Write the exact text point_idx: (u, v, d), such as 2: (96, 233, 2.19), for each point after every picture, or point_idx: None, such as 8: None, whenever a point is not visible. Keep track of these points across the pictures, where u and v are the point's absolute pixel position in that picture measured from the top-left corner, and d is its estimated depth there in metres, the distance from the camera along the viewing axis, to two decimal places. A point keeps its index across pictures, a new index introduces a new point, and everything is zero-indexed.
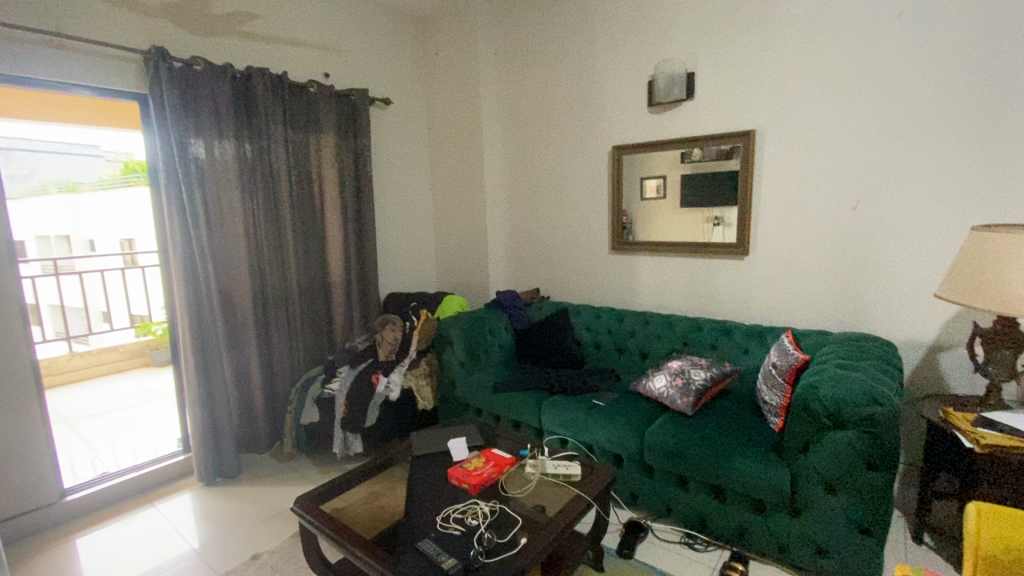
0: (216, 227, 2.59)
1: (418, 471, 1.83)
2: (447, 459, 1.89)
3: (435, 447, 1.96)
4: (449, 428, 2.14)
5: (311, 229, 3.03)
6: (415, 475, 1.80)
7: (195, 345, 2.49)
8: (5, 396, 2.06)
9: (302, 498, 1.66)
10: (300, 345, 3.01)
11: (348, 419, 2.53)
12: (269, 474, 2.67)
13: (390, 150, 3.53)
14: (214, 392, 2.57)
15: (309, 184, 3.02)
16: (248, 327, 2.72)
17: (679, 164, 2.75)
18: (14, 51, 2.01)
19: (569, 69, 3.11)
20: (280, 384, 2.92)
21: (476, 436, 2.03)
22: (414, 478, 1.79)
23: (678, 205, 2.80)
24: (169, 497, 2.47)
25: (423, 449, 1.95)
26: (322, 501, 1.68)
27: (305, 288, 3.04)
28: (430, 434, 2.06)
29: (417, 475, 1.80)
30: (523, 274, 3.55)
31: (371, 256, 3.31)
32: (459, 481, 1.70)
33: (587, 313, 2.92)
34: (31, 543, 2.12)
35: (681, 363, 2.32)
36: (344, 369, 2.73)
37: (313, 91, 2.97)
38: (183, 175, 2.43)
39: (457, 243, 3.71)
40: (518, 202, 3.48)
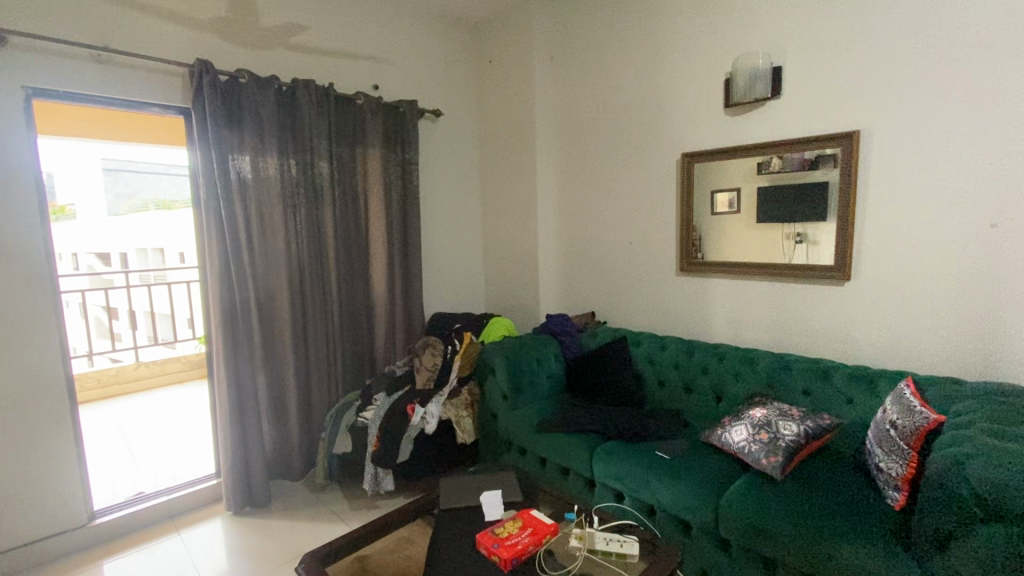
0: (256, 243, 2.51)
1: (441, 529, 1.57)
2: (477, 517, 1.63)
3: (466, 501, 1.69)
4: (483, 474, 1.87)
5: (355, 247, 2.90)
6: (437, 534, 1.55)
7: (228, 365, 2.40)
8: (37, 413, 2.08)
9: (308, 556, 1.44)
10: (339, 368, 2.87)
11: (380, 453, 2.32)
12: (299, 506, 2.51)
13: (440, 163, 3.37)
14: (246, 414, 2.47)
15: (354, 200, 2.89)
16: (286, 348, 2.61)
17: (755, 175, 2.39)
18: (60, 68, 2.05)
19: (632, 71, 2.81)
20: (317, 408, 2.78)
21: (512, 488, 1.75)
22: (435, 538, 1.53)
23: (755, 220, 2.42)
24: (196, 525, 2.39)
25: (452, 502, 1.68)
26: (330, 561, 1.45)
27: (347, 309, 2.90)
28: (461, 482, 1.80)
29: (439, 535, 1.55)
30: (578, 297, 3.24)
31: (417, 275, 3.14)
32: (489, 552, 1.40)
33: (650, 344, 2.56)
34: (55, 567, 2.10)
35: (766, 412, 1.91)
36: (380, 397, 2.55)
37: (360, 103, 2.86)
38: (223, 190, 2.37)
39: (507, 261, 3.47)
40: (575, 217, 3.19)
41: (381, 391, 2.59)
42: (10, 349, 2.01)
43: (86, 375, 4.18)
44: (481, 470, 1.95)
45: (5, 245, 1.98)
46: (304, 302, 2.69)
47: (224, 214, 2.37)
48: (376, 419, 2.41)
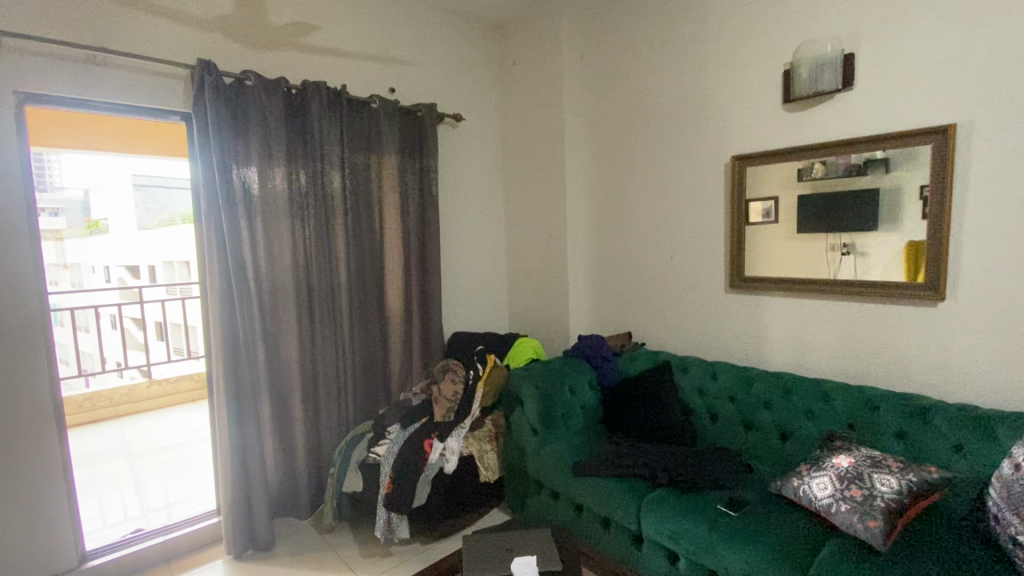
0: (262, 259, 2.29)
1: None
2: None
3: (493, 570, 1.40)
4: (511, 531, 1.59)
5: (370, 263, 2.68)
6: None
7: (229, 394, 2.18)
8: (23, 443, 1.83)
9: None
10: (350, 394, 2.63)
11: (395, 496, 2.05)
12: (306, 550, 2.25)
13: (460, 171, 3.14)
14: (248, 448, 2.24)
15: (368, 210, 2.66)
16: (293, 375, 2.39)
17: (793, 183, 2.17)
18: (52, 69, 1.85)
19: (674, 68, 2.55)
20: (327, 439, 2.54)
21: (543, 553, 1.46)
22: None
23: (792, 231, 2.19)
24: (194, 569, 2.13)
25: (477, 571, 1.39)
26: None
27: (361, 330, 2.67)
28: (483, 544, 1.52)
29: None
30: (612, 315, 2.95)
31: (436, 292, 2.90)
32: None
33: (697, 372, 2.27)
34: None
35: (854, 462, 1.60)
36: (395, 429, 2.28)
37: (375, 107, 2.66)
38: (225, 202, 2.17)
39: (533, 277, 3.20)
40: (608, 228, 2.92)
41: (395, 423, 2.31)
42: None
43: (99, 394, 4.03)
44: (510, 523, 1.67)
45: None
46: (315, 324, 2.47)
47: (226, 227, 2.16)
48: (389, 456, 2.14)
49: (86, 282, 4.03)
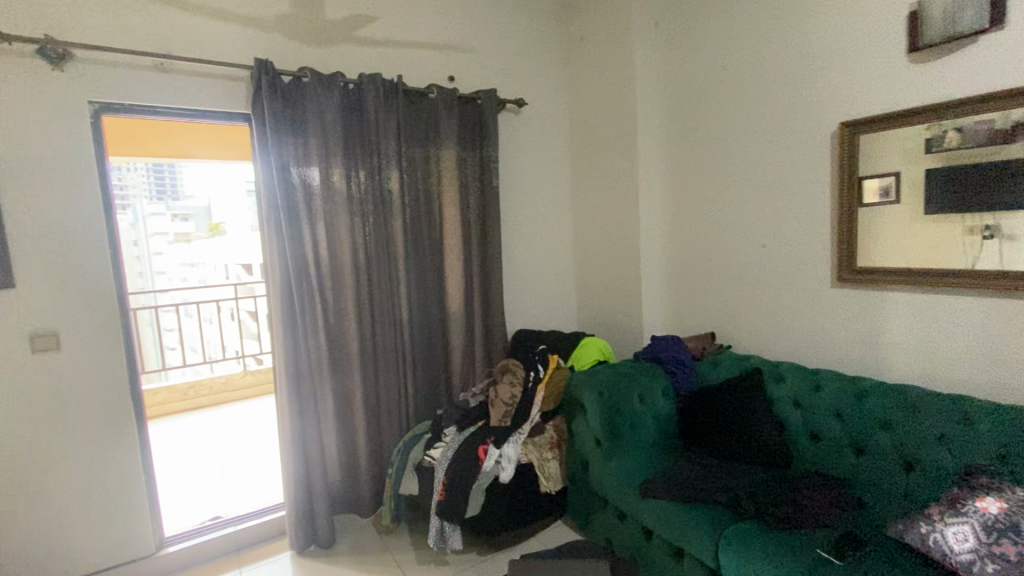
0: (321, 258, 2.29)
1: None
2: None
3: None
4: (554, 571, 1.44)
5: (429, 259, 2.60)
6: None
7: (290, 392, 2.20)
8: (106, 434, 2.01)
9: None
10: (411, 393, 2.57)
11: (447, 503, 1.95)
12: (364, 549, 2.24)
13: (524, 160, 2.98)
14: (309, 445, 2.25)
15: (426, 205, 2.58)
16: (353, 373, 2.37)
17: (919, 157, 1.76)
18: (125, 79, 1.96)
19: (767, 25, 2.18)
20: (388, 439, 2.50)
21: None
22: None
23: (918, 211, 1.78)
24: (259, 561, 2.21)
25: None
26: None
27: (422, 329, 2.60)
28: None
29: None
30: (693, 313, 2.64)
31: (497, 288, 2.77)
32: None
33: (796, 383, 1.92)
34: None
35: (1005, 508, 1.25)
36: (451, 432, 2.18)
37: (433, 97, 2.55)
38: (284, 201, 2.17)
39: (604, 273, 2.96)
40: (688, 217, 2.61)
41: (452, 425, 2.22)
42: (77, 373, 1.95)
43: (201, 383, 4.40)
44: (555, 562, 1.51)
45: (74, 265, 1.93)
46: (376, 323, 2.43)
47: (285, 226, 2.17)
48: (444, 461, 2.04)
49: (209, 280, 4.43)
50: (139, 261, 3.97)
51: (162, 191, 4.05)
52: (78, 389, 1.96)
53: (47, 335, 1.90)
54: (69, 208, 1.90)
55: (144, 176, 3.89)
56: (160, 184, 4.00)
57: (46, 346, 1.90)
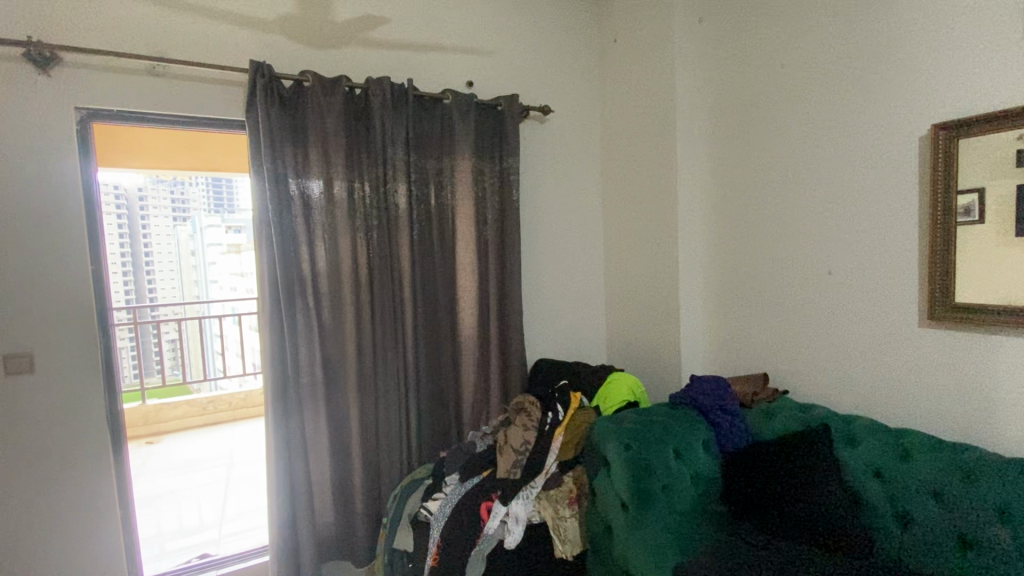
0: (319, 277, 2.08)
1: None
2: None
3: None
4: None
5: (439, 280, 2.36)
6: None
7: (276, 426, 1.98)
8: (80, 464, 1.84)
9: None
10: (415, 428, 2.31)
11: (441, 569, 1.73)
12: None
13: (548, 172, 2.71)
14: (299, 488, 2.02)
15: (437, 221, 2.35)
16: (349, 404, 2.13)
17: None
18: (116, 83, 1.82)
19: (833, 14, 1.84)
20: (388, 478, 2.24)
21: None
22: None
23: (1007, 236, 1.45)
24: None
25: None
26: None
27: (428, 357, 2.35)
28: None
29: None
30: (739, 347, 2.28)
31: (516, 312, 2.49)
32: None
33: (876, 446, 1.55)
34: None
35: None
36: (452, 481, 1.90)
37: (448, 103, 2.33)
38: (277, 214, 1.97)
39: (636, 297, 2.64)
40: (735, 237, 2.26)
41: (454, 472, 1.94)
42: (51, 395, 1.79)
43: (220, 398, 4.29)
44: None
45: (52, 281, 1.78)
46: (377, 349, 2.19)
47: (277, 243, 1.97)
48: (440, 516, 1.79)
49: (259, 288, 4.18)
50: (195, 270, 3.99)
51: (219, 203, 3.81)
52: (53, 414, 1.80)
53: (21, 356, 1.75)
54: (49, 220, 1.76)
55: (203, 190, 3.80)
56: (217, 197, 3.80)
57: (20, 367, 1.75)
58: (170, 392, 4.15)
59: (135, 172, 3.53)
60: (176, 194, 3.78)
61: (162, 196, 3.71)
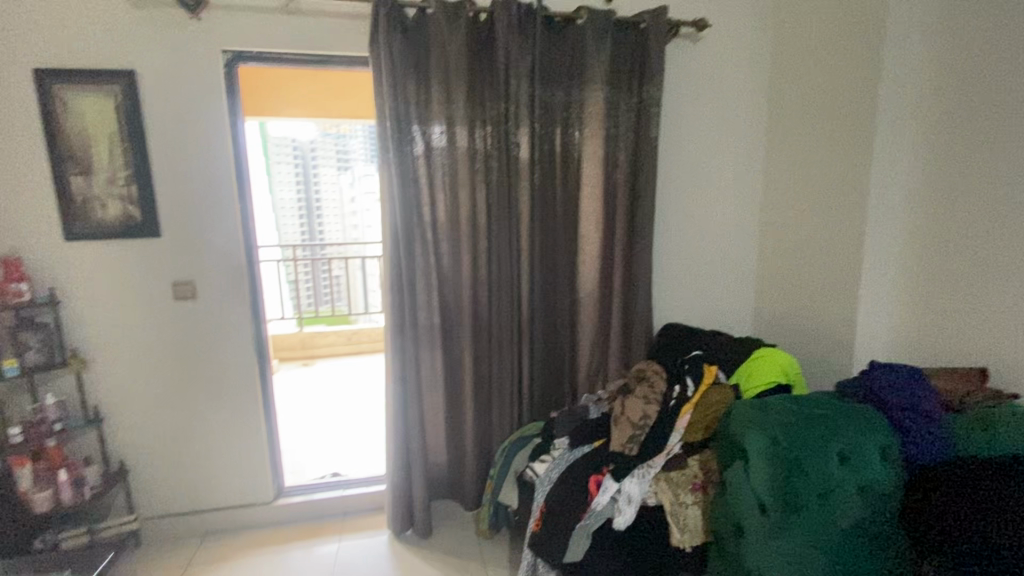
0: (437, 221, 2.03)
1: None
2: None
3: None
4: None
5: (562, 228, 2.15)
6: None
7: (394, 367, 2.00)
8: (228, 381, 2.01)
9: None
10: (530, 384, 2.18)
11: (542, 536, 1.57)
12: (459, 549, 1.95)
13: (698, 105, 2.28)
14: (411, 426, 2.03)
15: (562, 163, 2.12)
16: (463, 350, 2.10)
17: None
18: (255, 23, 1.86)
19: None
20: (498, 430, 2.17)
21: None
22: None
23: None
24: (362, 535, 2.05)
25: None
26: None
27: (545, 311, 2.20)
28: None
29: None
30: (950, 330, 1.73)
31: (647, 268, 2.18)
32: None
33: None
34: (238, 540, 2.02)
35: None
36: (560, 445, 1.77)
37: (582, 24, 2.03)
38: (398, 155, 1.90)
39: (798, 258, 2.16)
40: (963, 183, 1.68)
41: (563, 436, 1.80)
42: (207, 318, 1.96)
43: (362, 333, 4.55)
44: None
45: (207, 216, 1.91)
46: (493, 299, 2.09)
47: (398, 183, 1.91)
48: (545, 481, 1.67)
49: None
50: (355, 217, 4.33)
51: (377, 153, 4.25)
52: (209, 335, 1.97)
53: (185, 283, 1.92)
54: (204, 158, 1.88)
55: (363, 142, 4.11)
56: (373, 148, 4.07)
57: (184, 294, 1.92)
58: (334, 320, 4.52)
59: (309, 128, 4.06)
60: (340, 146, 4.24)
61: (330, 148, 4.23)
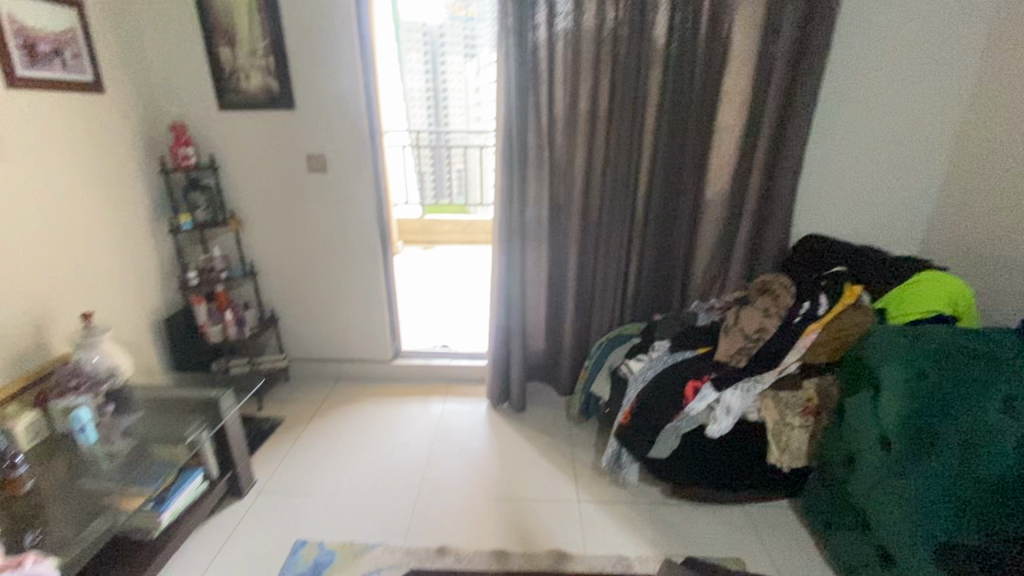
0: (555, 101, 1.88)
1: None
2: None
3: None
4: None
5: (695, 114, 1.88)
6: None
7: (500, 252, 2.01)
8: (354, 250, 2.20)
9: None
10: (636, 284, 2.10)
11: (629, 428, 1.58)
12: (549, 427, 2.07)
13: None
14: (513, 309, 2.09)
15: (706, 32, 1.78)
16: (571, 242, 2.04)
17: None
18: None
19: None
20: (598, 325, 2.16)
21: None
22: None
23: None
24: (464, 400, 2.25)
25: None
26: None
27: (663, 208, 2.02)
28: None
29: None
30: None
31: (794, 167, 1.85)
32: None
33: None
34: (362, 387, 2.35)
35: None
36: (660, 347, 1.71)
37: None
38: (518, 21, 1.73)
39: (1010, 164, 1.66)
40: None
41: (664, 339, 1.72)
42: (336, 191, 2.11)
43: (479, 223, 4.58)
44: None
45: (333, 91, 1.97)
46: (607, 190, 1.96)
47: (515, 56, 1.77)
48: (639, 379, 1.63)
49: None
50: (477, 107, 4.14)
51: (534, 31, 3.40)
52: (337, 206, 2.14)
53: (316, 156, 2.05)
54: (329, 29, 1.89)
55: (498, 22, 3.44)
56: None
57: (316, 166, 2.07)
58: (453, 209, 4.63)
59: (437, 9, 3.64)
60: (468, 32, 3.76)
61: (457, 32, 3.80)
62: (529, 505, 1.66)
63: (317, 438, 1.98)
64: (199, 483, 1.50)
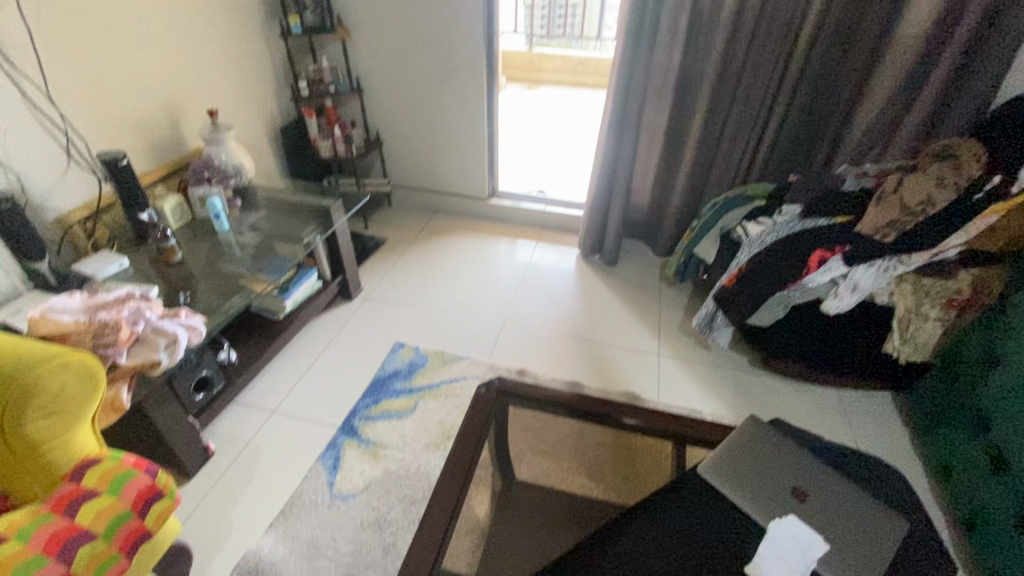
0: None
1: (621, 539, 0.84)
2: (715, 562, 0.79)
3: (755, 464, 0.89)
4: (847, 483, 0.85)
5: None
6: (608, 542, 0.84)
7: (616, 86, 1.75)
8: (458, 74, 2.05)
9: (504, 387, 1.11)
10: (771, 139, 1.79)
11: (731, 293, 1.46)
12: (639, 283, 2.00)
13: None
14: (621, 155, 1.89)
15: None
16: (704, 82, 1.72)
17: None
18: None
19: None
20: (714, 184, 1.92)
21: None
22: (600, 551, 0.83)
23: None
24: (555, 245, 2.22)
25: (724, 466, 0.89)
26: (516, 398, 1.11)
27: (833, 43, 1.60)
28: (752, 460, 0.89)
29: (611, 549, 0.83)
30: None
31: None
32: None
33: None
34: (456, 220, 2.38)
35: None
36: (787, 212, 1.49)
37: None
38: None
39: None
40: None
41: (795, 205, 1.49)
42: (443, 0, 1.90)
43: (590, 61, 4.09)
44: (867, 482, 0.89)
45: None
46: (765, 13, 1.56)
47: None
48: (755, 243, 1.45)
49: None
50: None
51: None
52: (444, 20, 1.94)
53: None
54: None
55: None
56: None
57: None
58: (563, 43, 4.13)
59: None
60: None
61: None
62: (608, 351, 1.68)
63: (414, 261, 2.09)
64: (315, 281, 1.66)
